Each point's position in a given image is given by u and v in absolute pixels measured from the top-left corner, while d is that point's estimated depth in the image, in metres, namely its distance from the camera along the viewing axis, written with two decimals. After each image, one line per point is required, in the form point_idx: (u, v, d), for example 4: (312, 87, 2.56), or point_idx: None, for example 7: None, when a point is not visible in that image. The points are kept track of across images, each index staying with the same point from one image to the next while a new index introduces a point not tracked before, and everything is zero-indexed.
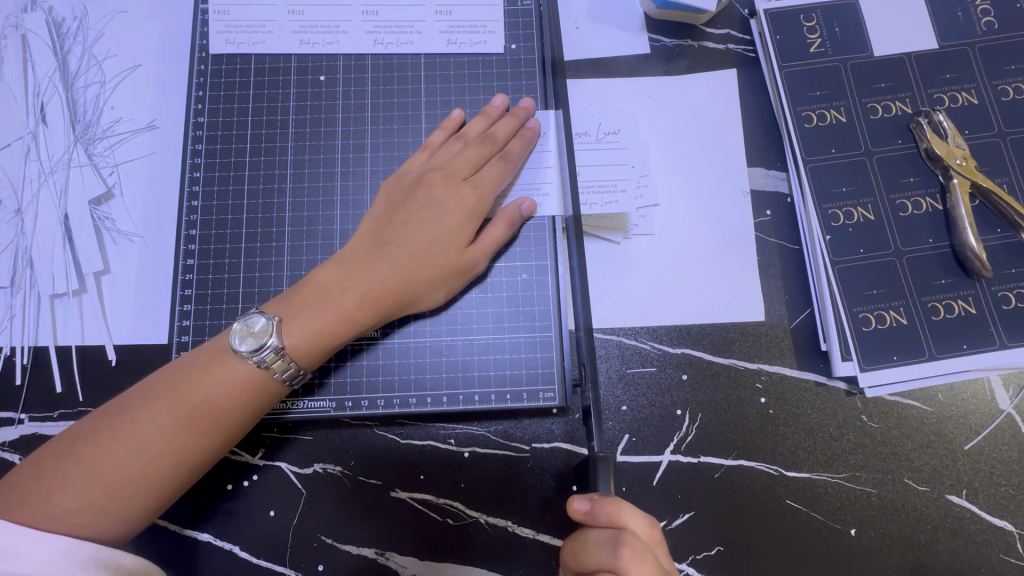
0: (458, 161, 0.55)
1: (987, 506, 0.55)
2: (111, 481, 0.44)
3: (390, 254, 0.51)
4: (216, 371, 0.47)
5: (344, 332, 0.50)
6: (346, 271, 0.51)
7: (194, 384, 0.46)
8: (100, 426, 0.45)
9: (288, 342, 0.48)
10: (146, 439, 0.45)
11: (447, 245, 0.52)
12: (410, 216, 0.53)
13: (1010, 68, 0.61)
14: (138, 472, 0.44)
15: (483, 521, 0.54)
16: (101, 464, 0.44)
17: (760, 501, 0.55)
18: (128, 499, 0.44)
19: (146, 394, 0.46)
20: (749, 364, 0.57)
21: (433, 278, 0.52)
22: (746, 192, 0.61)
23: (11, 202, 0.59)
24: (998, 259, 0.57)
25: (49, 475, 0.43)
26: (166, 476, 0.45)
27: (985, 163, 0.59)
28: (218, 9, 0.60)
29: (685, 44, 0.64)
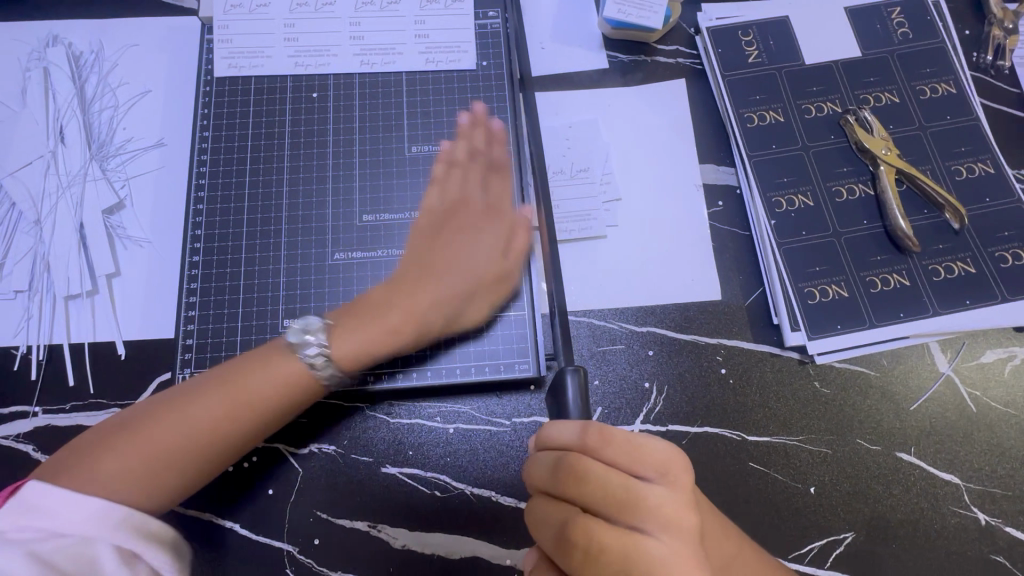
0: (478, 191, 0.61)
1: (933, 462, 0.59)
2: (160, 454, 0.47)
3: (426, 278, 0.57)
4: (267, 368, 0.52)
5: (395, 340, 0.55)
6: (395, 290, 0.56)
7: (249, 376, 0.51)
8: (158, 405, 0.50)
9: (336, 350, 0.53)
10: (195, 422, 0.49)
11: (485, 257, 0.59)
12: (445, 241, 0.59)
13: (925, 70, 0.69)
14: (185, 446, 0.48)
15: (467, 492, 0.58)
16: (154, 438, 0.48)
17: (726, 466, 0.59)
18: (169, 479, 0.48)
19: (202, 384, 0.51)
20: (709, 339, 0.63)
21: (471, 292, 0.58)
22: (699, 185, 0.68)
23: (31, 214, 0.64)
24: (927, 236, 0.63)
25: (98, 451, 0.47)
26: (208, 458, 0.49)
27: (909, 153, 0.66)
28: (221, 38, 0.67)
29: (639, 59, 0.72)
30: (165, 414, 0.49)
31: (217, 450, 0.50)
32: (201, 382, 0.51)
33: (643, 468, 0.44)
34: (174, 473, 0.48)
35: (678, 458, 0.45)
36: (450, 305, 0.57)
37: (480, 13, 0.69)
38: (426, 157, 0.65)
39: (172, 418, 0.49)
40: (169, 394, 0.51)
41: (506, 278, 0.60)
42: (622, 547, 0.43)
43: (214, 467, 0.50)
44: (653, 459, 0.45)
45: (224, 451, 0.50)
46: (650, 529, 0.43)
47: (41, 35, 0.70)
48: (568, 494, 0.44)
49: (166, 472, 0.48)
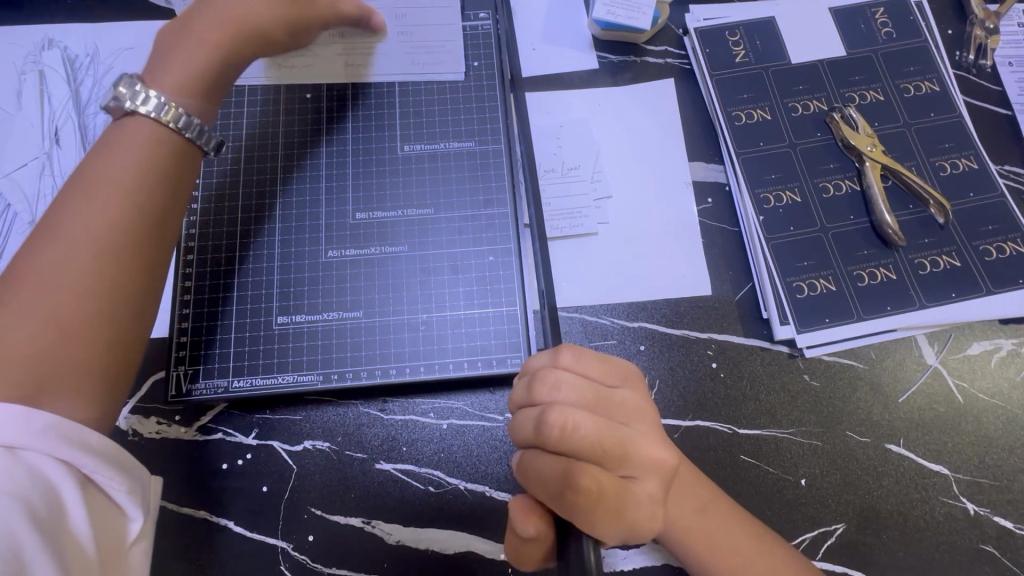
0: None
1: (922, 453, 0.60)
2: (62, 337, 0.44)
3: (183, 43, 0.55)
4: (112, 190, 0.48)
5: (216, 62, 0.56)
6: (184, 63, 0.54)
7: (93, 199, 0.48)
8: (19, 288, 0.45)
9: (139, 121, 0.52)
10: (74, 253, 0.46)
11: (246, 1, 0.57)
12: (205, 5, 0.57)
13: (910, 69, 0.71)
14: (89, 310, 0.45)
15: (461, 487, 0.58)
16: (48, 318, 0.44)
17: (716, 458, 0.60)
18: (78, 347, 0.45)
19: (50, 234, 0.47)
20: (700, 334, 0.63)
21: (239, 37, 0.57)
22: (689, 183, 0.69)
23: (26, 214, 0.65)
24: (913, 231, 0.64)
25: None
26: (113, 283, 0.47)
27: (895, 149, 0.67)
28: None
29: (628, 60, 0.73)
30: (28, 281, 0.45)
31: (133, 267, 0.48)
32: (44, 237, 0.47)
33: (616, 410, 0.47)
34: (75, 327, 0.45)
35: (645, 402, 0.49)
36: (252, 16, 0.57)
37: (471, 15, 0.70)
38: (418, 155, 0.66)
39: (37, 281, 0.45)
40: (15, 267, 0.46)
41: (264, 37, 0.58)
42: (603, 481, 0.43)
43: (122, 310, 0.47)
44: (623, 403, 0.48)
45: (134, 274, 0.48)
46: (635, 474, 0.45)
47: (36, 38, 0.71)
48: (547, 434, 0.45)
49: (70, 337, 0.44)
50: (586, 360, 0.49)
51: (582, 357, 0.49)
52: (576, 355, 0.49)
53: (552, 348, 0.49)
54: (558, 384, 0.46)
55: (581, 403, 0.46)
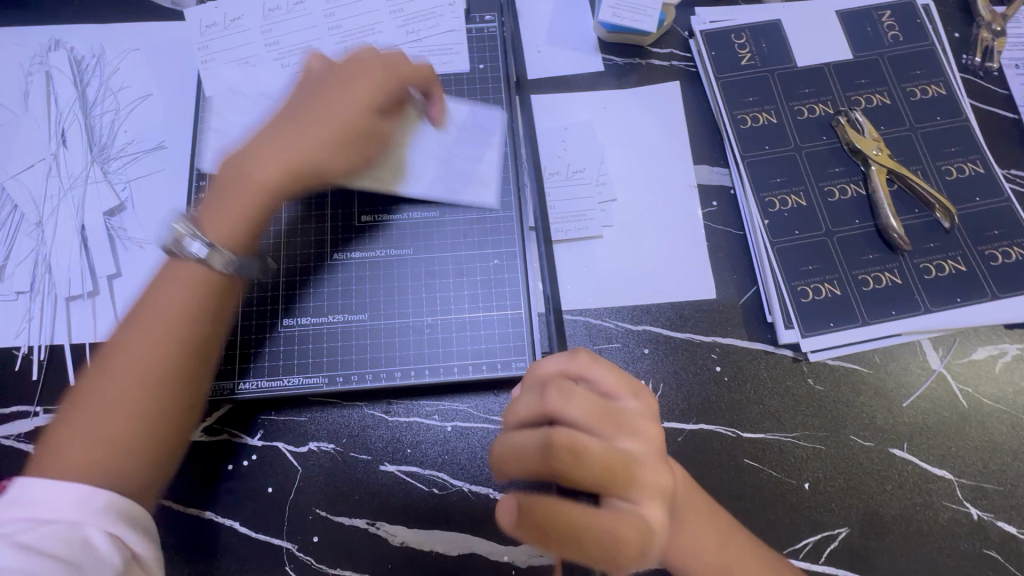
0: (358, 55, 0.58)
1: (926, 457, 0.60)
2: (121, 423, 0.44)
3: (287, 132, 0.54)
4: (180, 275, 0.48)
5: (260, 208, 0.52)
6: (245, 157, 0.53)
7: (162, 282, 0.48)
8: (96, 374, 0.46)
9: (206, 227, 0.50)
10: (135, 338, 0.46)
11: (343, 117, 0.55)
12: (318, 95, 0.56)
13: (916, 72, 0.70)
14: (144, 404, 0.45)
15: (465, 489, 0.58)
16: (112, 403, 0.44)
17: (719, 462, 0.60)
18: (132, 429, 0.44)
19: (124, 321, 0.48)
20: (704, 337, 0.63)
21: (333, 146, 0.54)
22: (694, 185, 0.68)
23: (32, 216, 0.65)
24: (918, 235, 0.64)
25: (59, 438, 0.43)
26: (172, 380, 0.46)
27: (901, 153, 0.67)
28: (204, 59, 0.67)
29: (634, 62, 0.73)
30: (103, 365, 0.46)
31: (186, 348, 0.47)
32: (120, 324, 0.48)
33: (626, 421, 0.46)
34: (132, 409, 0.44)
35: (654, 417, 0.47)
36: (317, 162, 0.54)
37: (476, 17, 0.70)
38: None
39: (109, 366, 0.45)
40: (102, 350, 0.47)
41: (369, 131, 0.56)
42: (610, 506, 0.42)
43: (173, 392, 0.46)
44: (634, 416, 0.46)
45: (186, 355, 0.47)
46: (640, 498, 0.43)
47: (43, 40, 0.71)
48: (556, 454, 0.43)
49: (127, 421, 0.44)
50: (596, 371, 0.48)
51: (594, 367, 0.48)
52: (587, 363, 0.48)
53: (567, 352, 0.49)
54: (567, 392, 0.45)
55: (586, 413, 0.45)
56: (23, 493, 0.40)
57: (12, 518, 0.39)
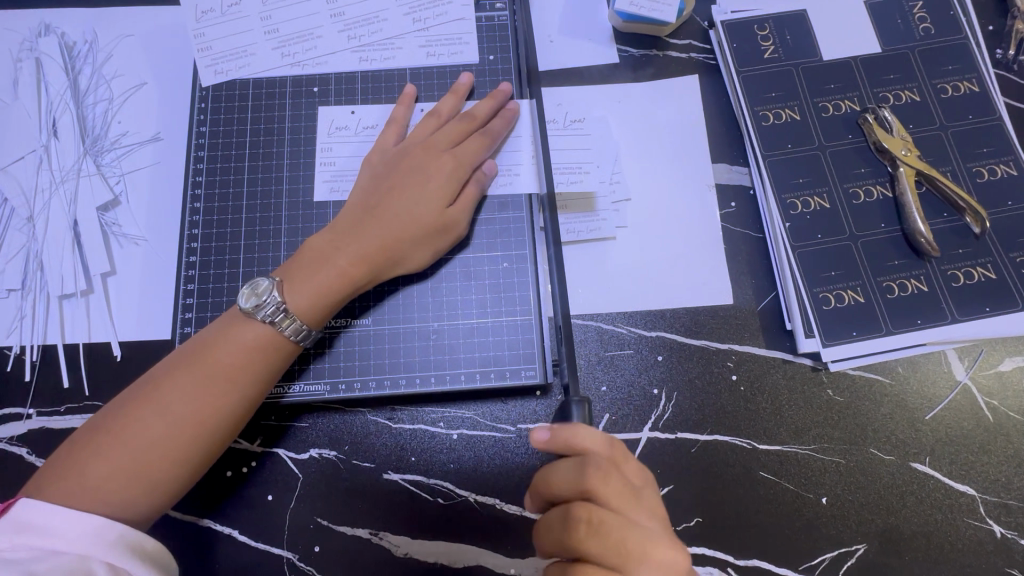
0: (439, 135, 0.60)
1: (949, 472, 0.58)
2: (142, 459, 0.46)
3: (374, 219, 0.56)
4: (234, 333, 0.51)
5: (344, 290, 0.54)
6: (336, 238, 0.55)
7: (220, 343, 0.51)
8: (131, 401, 0.48)
9: (291, 302, 0.52)
10: (184, 392, 0.48)
11: (428, 208, 0.57)
12: (399, 179, 0.57)
13: (948, 68, 0.67)
14: (170, 446, 0.47)
15: (471, 499, 0.57)
16: (138, 436, 0.47)
17: (734, 475, 0.58)
18: (155, 473, 0.47)
19: (176, 364, 0.50)
20: (720, 345, 0.61)
21: (419, 237, 0.56)
22: (712, 186, 0.66)
23: (23, 210, 0.62)
24: (946, 241, 0.61)
25: (83, 454, 0.46)
26: (202, 431, 0.48)
27: (930, 154, 0.64)
28: (201, 47, 0.64)
29: (650, 54, 0.70)
30: (148, 398, 0.48)
31: (226, 415, 0.49)
32: (172, 364, 0.50)
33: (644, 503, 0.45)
34: (161, 455, 0.47)
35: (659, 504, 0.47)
36: (399, 249, 0.55)
37: (486, 4, 0.66)
38: None
39: (151, 407, 0.48)
40: (146, 378, 0.50)
41: (450, 220, 0.57)
42: None
43: (199, 452, 0.48)
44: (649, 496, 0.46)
45: (222, 420, 0.49)
46: None
47: (33, 24, 0.68)
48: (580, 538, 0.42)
49: (154, 464, 0.47)
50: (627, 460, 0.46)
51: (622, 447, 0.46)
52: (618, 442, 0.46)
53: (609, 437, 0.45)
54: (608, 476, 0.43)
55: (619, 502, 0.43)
56: (36, 518, 0.43)
57: (29, 547, 0.41)
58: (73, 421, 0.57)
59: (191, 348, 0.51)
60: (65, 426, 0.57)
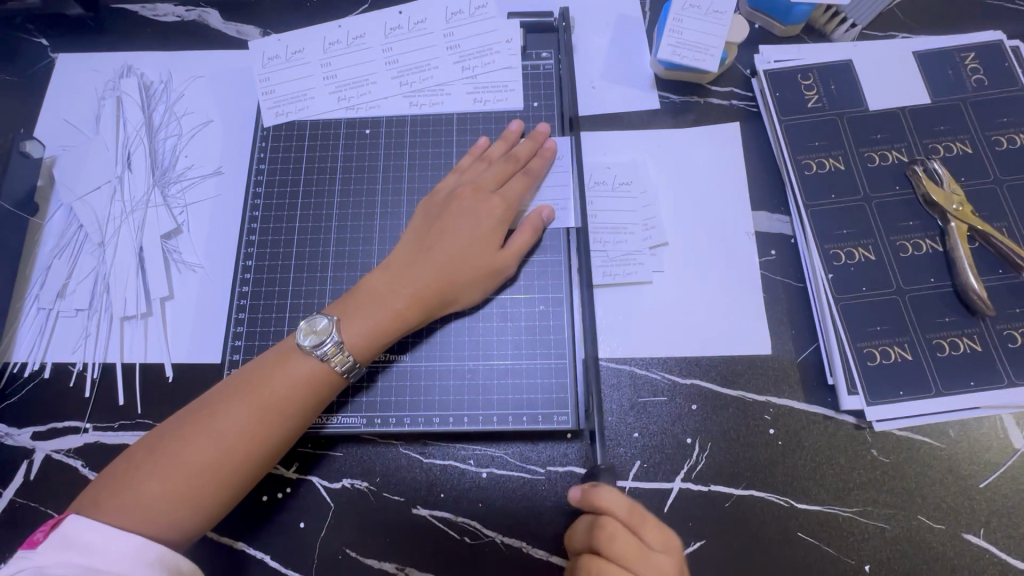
0: (485, 177, 0.61)
1: (1006, 547, 0.54)
2: (188, 483, 0.48)
3: (429, 257, 0.57)
4: (284, 367, 0.53)
5: (397, 330, 0.56)
6: (392, 278, 0.57)
7: (272, 374, 0.52)
8: (183, 425, 0.50)
9: (347, 339, 0.54)
10: (235, 421, 0.50)
11: (479, 251, 0.58)
12: (449, 219, 0.59)
13: (1003, 120, 0.65)
14: (215, 474, 0.49)
15: (498, 540, 0.56)
16: (186, 461, 0.48)
17: (771, 534, 0.56)
18: (203, 495, 0.48)
19: (230, 392, 0.52)
20: (758, 396, 0.60)
21: (471, 278, 0.58)
22: (753, 233, 0.65)
23: (95, 236, 0.67)
24: (1002, 299, 0.59)
25: (134, 472, 0.48)
26: (247, 461, 0.50)
27: (983, 209, 0.62)
28: (266, 90, 0.69)
29: (692, 100, 0.71)
30: (199, 422, 0.50)
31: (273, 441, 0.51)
32: (225, 391, 0.52)
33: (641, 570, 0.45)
34: (206, 481, 0.49)
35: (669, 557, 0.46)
36: (451, 284, 0.57)
37: (533, 53, 0.69)
38: None
39: (202, 432, 0.50)
40: (201, 402, 0.52)
41: (500, 263, 0.59)
42: None
43: (245, 476, 0.50)
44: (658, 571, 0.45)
45: (268, 450, 0.51)
46: None
47: (117, 66, 0.75)
48: None
49: (200, 489, 0.48)
50: (618, 529, 0.46)
51: (608, 506, 0.47)
52: (614, 499, 0.47)
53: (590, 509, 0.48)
54: (611, 538, 0.46)
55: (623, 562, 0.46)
56: (84, 534, 0.44)
57: (77, 563, 0.43)
58: (126, 437, 0.60)
59: (243, 375, 0.53)
60: (118, 442, 0.60)
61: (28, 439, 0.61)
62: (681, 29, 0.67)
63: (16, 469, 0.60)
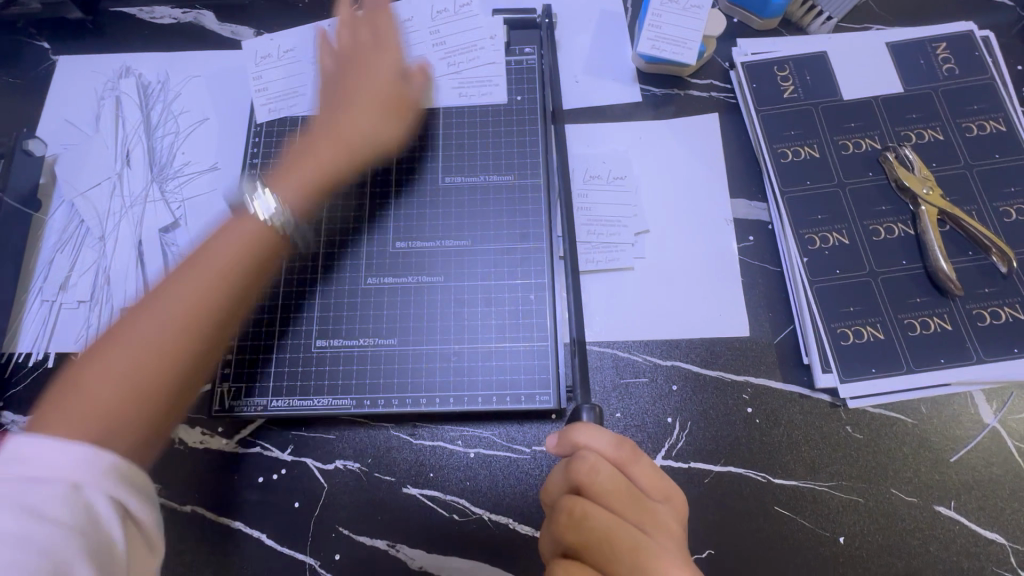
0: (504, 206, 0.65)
1: (975, 519, 0.56)
2: (126, 397, 0.45)
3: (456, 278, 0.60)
4: (229, 229, 0.56)
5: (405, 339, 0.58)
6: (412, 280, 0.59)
7: (214, 241, 0.55)
8: (128, 348, 0.48)
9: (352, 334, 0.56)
10: (182, 290, 0.51)
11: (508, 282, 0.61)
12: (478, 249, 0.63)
13: (973, 107, 0.67)
14: (161, 345, 0.48)
15: (485, 517, 0.58)
16: (124, 371, 0.46)
17: (749, 508, 0.58)
18: (139, 378, 0.47)
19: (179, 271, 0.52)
20: (735, 376, 0.62)
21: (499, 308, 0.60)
22: (731, 220, 0.67)
23: (96, 231, 0.70)
24: (971, 280, 0.61)
25: (78, 393, 0.45)
26: (205, 317, 0.51)
27: (953, 193, 0.64)
28: (261, 86, 0.71)
29: (671, 93, 0.73)
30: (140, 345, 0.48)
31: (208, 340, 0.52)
32: (175, 276, 0.52)
33: (634, 517, 0.45)
34: (147, 351, 0.48)
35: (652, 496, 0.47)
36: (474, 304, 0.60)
37: (516, 50, 0.71)
38: (457, 187, 0.67)
39: (143, 345, 0.48)
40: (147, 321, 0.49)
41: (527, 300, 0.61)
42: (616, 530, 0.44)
43: (208, 341, 0.51)
44: (644, 511, 0.46)
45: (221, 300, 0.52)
46: (640, 525, 0.45)
47: (115, 67, 0.77)
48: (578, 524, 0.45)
49: (139, 380, 0.47)
50: (604, 468, 0.46)
51: (590, 442, 0.47)
52: (596, 436, 0.48)
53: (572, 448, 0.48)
54: (596, 472, 0.46)
55: (610, 499, 0.45)
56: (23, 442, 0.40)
57: None
58: None
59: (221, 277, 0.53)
60: None
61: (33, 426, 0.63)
62: (659, 23, 0.69)
63: None
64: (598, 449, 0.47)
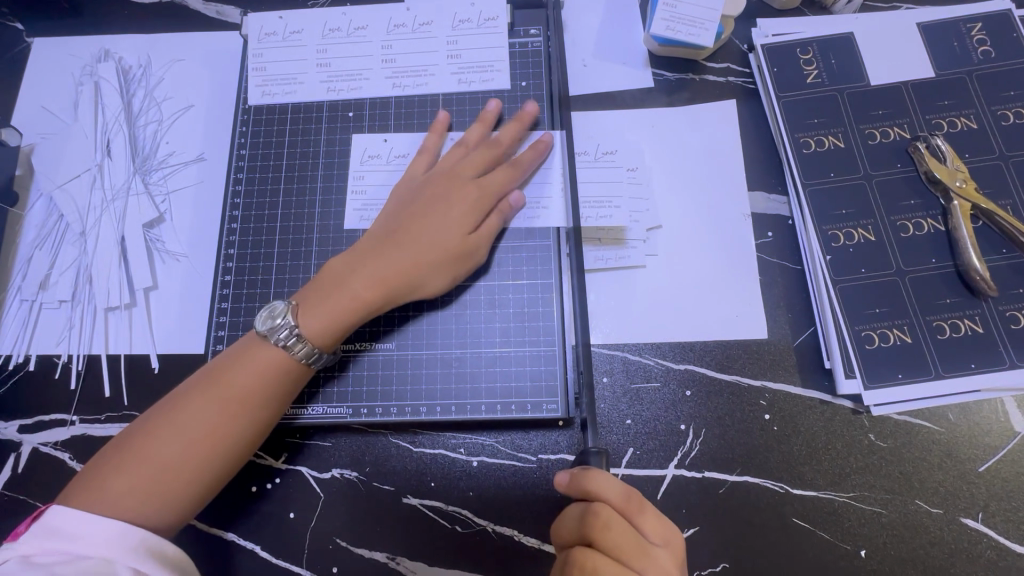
0: (464, 165, 0.59)
1: (1003, 531, 0.53)
2: (165, 468, 0.47)
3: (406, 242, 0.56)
4: (238, 367, 0.51)
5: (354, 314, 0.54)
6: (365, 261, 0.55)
7: (232, 370, 0.51)
8: (161, 423, 0.49)
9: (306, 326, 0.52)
10: (206, 407, 0.49)
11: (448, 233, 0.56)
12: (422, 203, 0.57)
13: (1010, 94, 0.63)
14: (199, 436, 0.49)
15: (490, 529, 0.56)
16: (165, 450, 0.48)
17: (767, 519, 0.55)
18: (190, 460, 0.49)
19: (196, 386, 0.51)
20: (752, 381, 0.59)
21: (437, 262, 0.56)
22: (749, 215, 0.63)
23: (76, 226, 0.66)
24: (1004, 279, 0.57)
25: (113, 467, 0.47)
26: (244, 411, 0.51)
27: (987, 186, 0.60)
28: (256, 66, 0.66)
29: (686, 78, 0.69)
30: (172, 423, 0.49)
31: (260, 411, 0.51)
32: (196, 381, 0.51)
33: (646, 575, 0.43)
34: (193, 441, 0.49)
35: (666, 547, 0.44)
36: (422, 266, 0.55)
37: (520, 30, 0.66)
38: None
39: (173, 426, 0.48)
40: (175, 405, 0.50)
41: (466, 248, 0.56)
42: None
43: (227, 439, 0.50)
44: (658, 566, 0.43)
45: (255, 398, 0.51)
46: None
47: (94, 49, 0.73)
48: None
49: (179, 468, 0.48)
50: (614, 524, 0.44)
51: (602, 491, 0.45)
52: (608, 484, 0.45)
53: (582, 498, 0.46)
54: (606, 527, 0.44)
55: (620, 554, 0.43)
56: (63, 523, 0.44)
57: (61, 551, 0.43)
58: (112, 430, 0.59)
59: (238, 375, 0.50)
60: (104, 435, 0.59)
61: (15, 432, 0.60)
62: (674, 2, 0.64)
63: (3, 463, 0.59)
64: (611, 500, 0.44)
